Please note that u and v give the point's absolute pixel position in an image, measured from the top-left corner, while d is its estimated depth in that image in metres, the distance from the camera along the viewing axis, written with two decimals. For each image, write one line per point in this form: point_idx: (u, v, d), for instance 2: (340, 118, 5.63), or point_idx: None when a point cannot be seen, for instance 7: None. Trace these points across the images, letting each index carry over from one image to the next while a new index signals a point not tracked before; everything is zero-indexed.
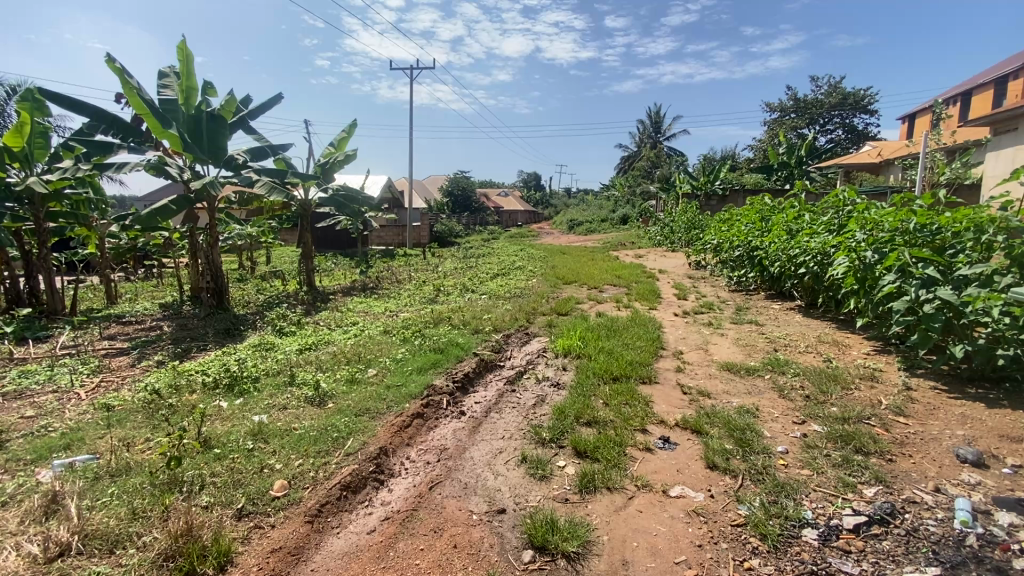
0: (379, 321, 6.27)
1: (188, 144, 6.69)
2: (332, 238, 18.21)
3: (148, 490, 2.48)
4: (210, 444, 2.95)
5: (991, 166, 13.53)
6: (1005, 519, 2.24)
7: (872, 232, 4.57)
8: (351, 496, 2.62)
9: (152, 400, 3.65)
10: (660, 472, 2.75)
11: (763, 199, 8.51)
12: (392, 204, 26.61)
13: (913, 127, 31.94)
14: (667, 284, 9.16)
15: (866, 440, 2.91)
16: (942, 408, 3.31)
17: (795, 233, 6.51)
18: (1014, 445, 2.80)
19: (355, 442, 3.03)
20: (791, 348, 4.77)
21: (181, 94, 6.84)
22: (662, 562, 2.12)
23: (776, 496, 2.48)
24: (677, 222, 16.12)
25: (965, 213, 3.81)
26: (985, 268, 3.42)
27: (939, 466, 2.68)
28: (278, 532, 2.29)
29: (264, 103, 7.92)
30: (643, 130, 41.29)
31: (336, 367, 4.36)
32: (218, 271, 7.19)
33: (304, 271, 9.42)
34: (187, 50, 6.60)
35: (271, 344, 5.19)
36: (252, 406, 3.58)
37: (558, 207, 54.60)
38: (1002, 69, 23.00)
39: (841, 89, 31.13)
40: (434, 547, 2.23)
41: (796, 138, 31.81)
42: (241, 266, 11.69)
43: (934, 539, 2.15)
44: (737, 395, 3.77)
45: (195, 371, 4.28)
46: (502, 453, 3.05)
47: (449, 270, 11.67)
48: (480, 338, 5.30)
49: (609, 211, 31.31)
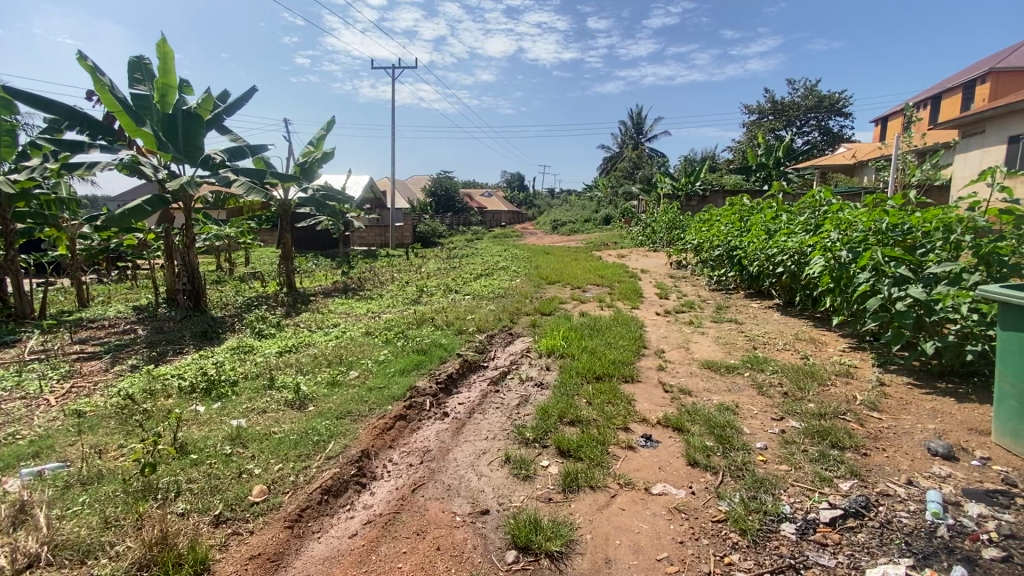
0: (361, 323, 6.19)
1: (162, 143, 6.57)
2: (313, 238, 17.97)
3: (121, 498, 2.42)
4: (187, 449, 2.89)
5: (960, 167, 14.00)
6: (975, 510, 2.30)
7: (847, 232, 4.70)
8: (332, 500, 2.59)
9: (126, 406, 3.55)
10: (642, 470, 2.78)
11: (742, 199, 8.63)
12: (374, 204, 26.63)
13: (885, 130, 32.89)
14: (648, 283, 9.24)
15: (841, 435, 2.98)
16: (914, 403, 3.41)
17: (773, 233, 6.63)
18: (983, 439, 2.90)
19: (336, 446, 2.98)
20: (769, 346, 4.85)
21: (158, 91, 6.65)
22: (644, 559, 2.14)
23: (755, 492, 2.51)
24: (658, 222, 16.35)
25: (934, 213, 3.91)
26: (953, 267, 3.52)
27: (911, 459, 2.76)
28: (257, 538, 2.25)
29: (241, 101, 7.80)
30: (625, 132, 41.64)
31: (317, 369, 4.31)
32: (194, 272, 7.05)
33: (284, 271, 9.29)
34: (166, 49, 6.46)
35: (249, 347, 5.11)
36: (231, 410, 3.51)
37: (542, 207, 54.79)
38: (969, 75, 23.81)
39: (817, 92, 31.80)
40: (416, 549, 2.21)
41: (774, 140, 32.43)
42: (218, 267, 11.49)
43: (906, 531, 2.21)
44: (717, 393, 3.82)
45: (171, 376, 4.19)
46: (485, 453, 3.05)
47: (432, 270, 11.63)
48: (464, 339, 5.29)
49: (592, 211, 31.50)
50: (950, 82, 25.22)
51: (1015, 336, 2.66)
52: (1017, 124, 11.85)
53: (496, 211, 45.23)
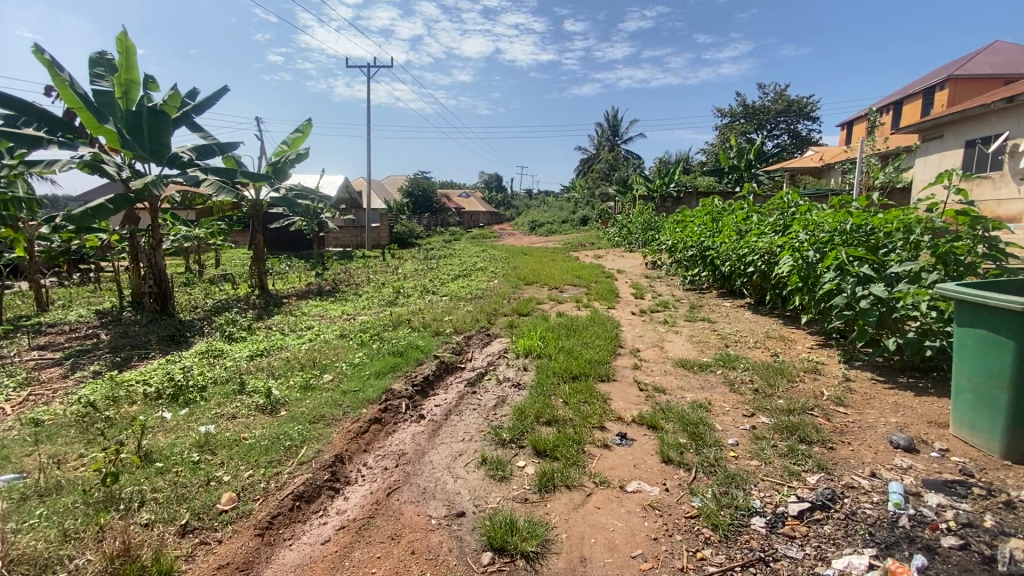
0: (335, 325, 6.10)
1: (126, 140, 6.32)
2: (286, 239, 17.64)
3: (81, 510, 2.33)
4: (152, 457, 2.80)
5: (920, 171, 14.60)
6: (934, 500, 2.39)
7: (814, 232, 4.84)
8: (304, 506, 2.53)
9: (87, 413, 3.42)
10: (617, 469, 2.80)
11: (713, 201, 8.80)
12: (349, 204, 26.31)
13: (850, 135, 34.03)
14: (624, 283, 9.35)
15: (809, 430, 3.06)
16: (878, 398, 3.53)
17: (744, 233, 6.79)
18: (941, 431, 3.02)
19: (309, 451, 2.93)
20: (741, 344, 4.95)
21: (119, 87, 6.51)
22: (619, 556, 2.16)
23: (726, 487, 2.56)
24: (633, 223, 16.59)
25: (895, 214, 4.06)
26: (912, 266, 3.64)
27: (875, 452, 2.85)
28: (225, 547, 2.19)
29: (210, 99, 7.60)
30: (601, 132, 42.05)
31: (290, 373, 4.22)
32: (161, 275, 6.85)
33: (255, 273, 9.07)
34: (127, 42, 6.24)
35: (220, 351, 4.98)
36: (199, 415, 3.42)
37: (519, 208, 54.94)
38: (928, 82, 24.77)
39: (786, 96, 32.75)
40: (391, 554, 2.18)
41: (745, 143, 33.17)
42: (187, 269, 11.15)
43: (870, 522, 2.27)
44: (690, 390, 3.89)
45: (136, 381, 4.05)
46: (461, 456, 3.02)
47: (409, 272, 11.54)
48: (441, 340, 5.26)
49: (569, 211, 31.74)
50: (911, 88, 26.19)
51: (970, 332, 2.77)
52: (973, 130, 12.39)
53: (472, 212, 45.25)
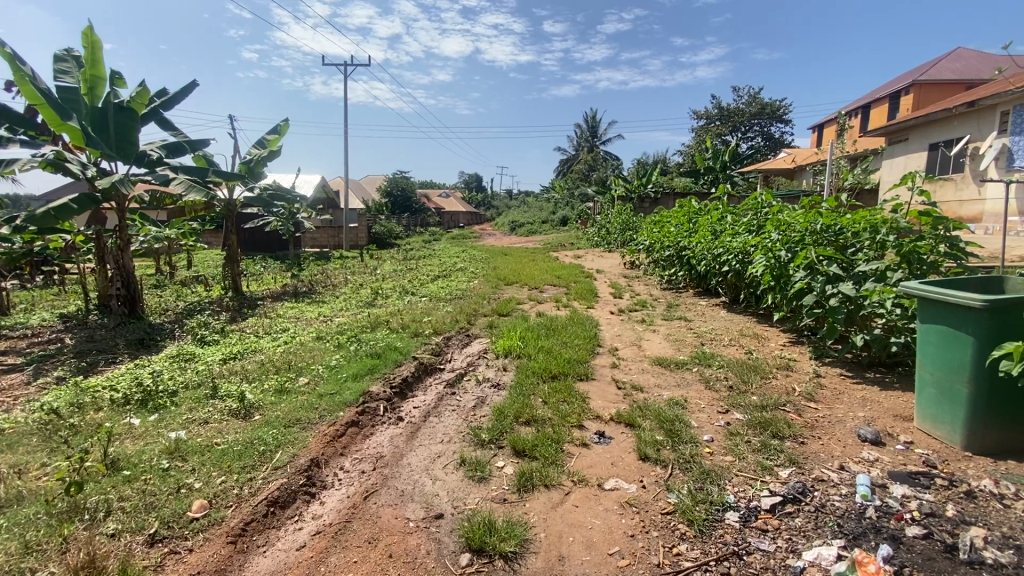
0: (312, 327, 6.00)
1: (91, 138, 6.11)
2: (261, 240, 17.28)
3: (43, 521, 2.24)
4: (119, 465, 2.71)
5: (887, 172, 15.11)
6: (898, 491, 2.48)
7: (786, 232, 4.95)
8: (279, 512, 2.49)
9: (50, 421, 3.29)
10: (596, 466, 2.83)
11: (690, 201, 8.93)
12: (326, 204, 25.92)
13: (821, 137, 34.96)
14: (603, 283, 9.43)
15: (781, 426, 3.14)
16: (847, 393, 3.64)
17: (718, 233, 6.93)
18: (906, 424, 3.13)
19: (283, 456, 2.88)
20: (717, 342, 5.05)
21: (85, 83, 6.25)
22: (597, 554, 2.18)
23: (702, 483, 2.61)
24: (612, 223, 16.76)
25: (862, 214, 4.19)
26: (878, 266, 3.75)
27: (844, 446, 2.94)
28: (196, 556, 2.14)
29: (181, 96, 7.40)
30: (581, 133, 42.33)
31: (264, 377, 4.14)
32: (129, 277, 6.65)
33: (229, 275, 8.85)
34: (93, 37, 6.05)
35: (191, 354, 4.85)
36: (169, 422, 3.32)
37: (500, 209, 54.96)
38: (894, 86, 25.62)
39: (759, 99, 33.47)
40: (368, 558, 2.16)
41: (721, 145, 33.77)
42: (157, 271, 10.82)
43: (839, 513, 2.34)
44: (667, 388, 3.96)
45: (103, 387, 3.91)
46: (440, 457, 3.01)
47: (388, 272, 11.44)
48: (420, 341, 5.22)
49: (549, 211, 31.86)
50: (879, 92, 27.05)
51: (933, 329, 2.87)
52: (937, 133, 12.86)
53: (452, 213, 45.09)
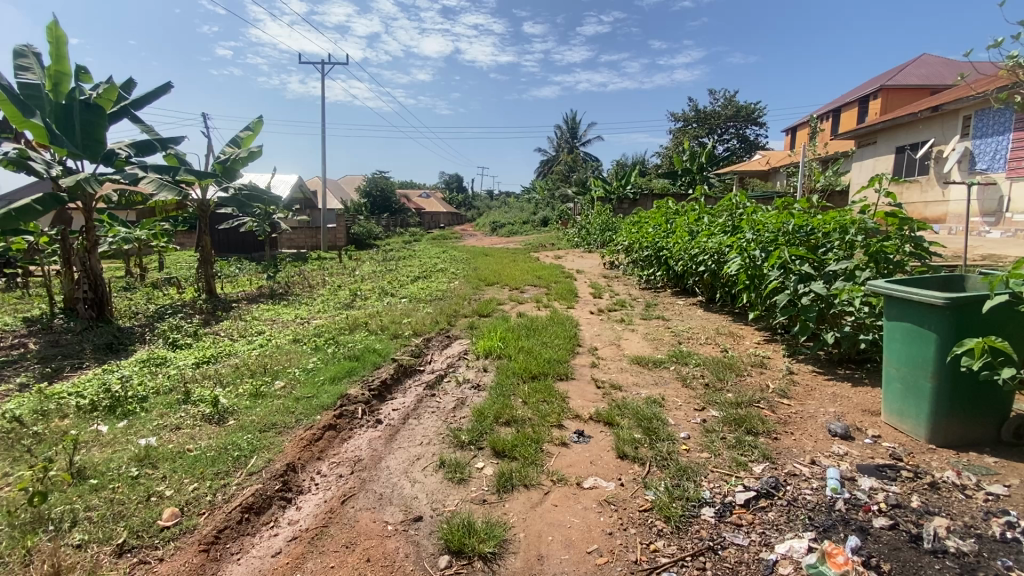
0: (289, 329, 5.91)
1: (56, 136, 5.90)
2: (236, 241, 16.92)
3: (5, 533, 2.16)
4: (85, 474, 2.63)
5: (856, 174, 15.55)
6: (866, 483, 2.56)
7: (760, 232, 5.06)
8: (254, 518, 2.44)
9: (12, 429, 3.17)
10: (575, 465, 2.85)
11: (668, 202, 9.05)
12: (304, 204, 25.52)
13: (794, 140, 35.82)
14: (583, 284, 9.50)
15: (755, 422, 3.21)
16: (818, 389, 3.74)
17: (695, 233, 7.04)
18: (874, 419, 3.23)
19: (258, 461, 2.83)
20: (693, 341, 5.13)
21: (49, 79, 6.06)
22: (575, 552, 2.19)
23: (678, 480, 2.65)
24: (592, 224, 16.87)
25: (832, 215, 4.31)
26: (847, 265, 3.87)
27: (815, 441, 3.02)
28: (167, 565, 2.09)
29: (152, 93, 7.21)
30: (561, 134, 42.55)
31: (239, 381, 4.05)
32: (97, 279, 6.43)
33: (202, 276, 8.63)
34: (59, 32, 5.86)
35: (162, 358, 4.72)
36: (139, 428, 3.23)
37: (481, 209, 54.89)
38: (863, 91, 26.39)
39: (735, 102, 34.13)
40: (345, 563, 2.13)
41: (698, 146, 34.31)
42: (127, 273, 10.50)
43: (810, 507, 2.41)
44: (645, 386, 4.01)
45: (69, 394, 3.78)
46: (419, 460, 2.99)
47: (367, 273, 11.32)
48: (400, 343, 5.18)
49: (530, 212, 31.94)
50: (849, 96, 27.82)
51: (898, 326, 2.96)
52: (904, 136, 13.29)
53: (433, 213, 44.88)
